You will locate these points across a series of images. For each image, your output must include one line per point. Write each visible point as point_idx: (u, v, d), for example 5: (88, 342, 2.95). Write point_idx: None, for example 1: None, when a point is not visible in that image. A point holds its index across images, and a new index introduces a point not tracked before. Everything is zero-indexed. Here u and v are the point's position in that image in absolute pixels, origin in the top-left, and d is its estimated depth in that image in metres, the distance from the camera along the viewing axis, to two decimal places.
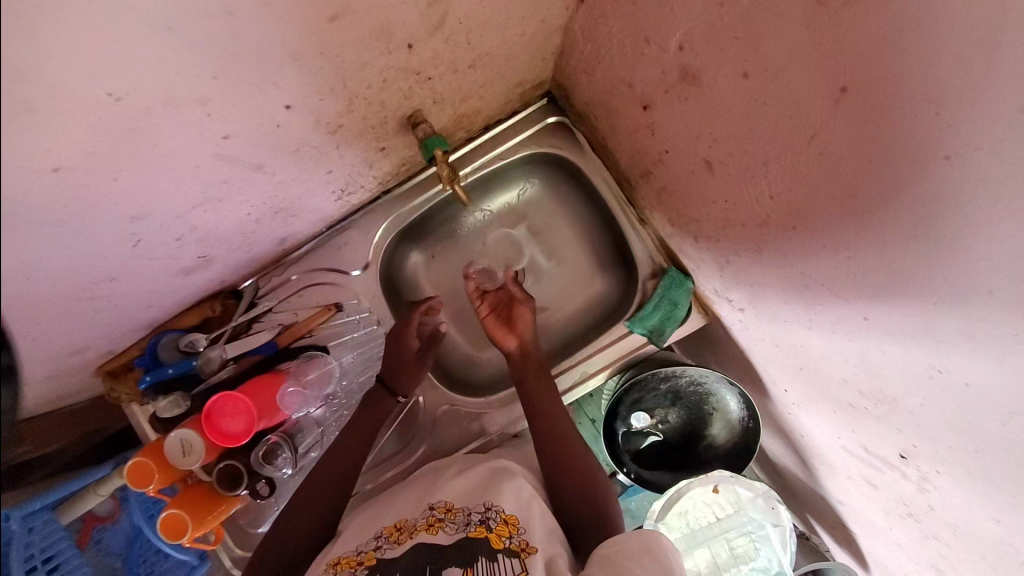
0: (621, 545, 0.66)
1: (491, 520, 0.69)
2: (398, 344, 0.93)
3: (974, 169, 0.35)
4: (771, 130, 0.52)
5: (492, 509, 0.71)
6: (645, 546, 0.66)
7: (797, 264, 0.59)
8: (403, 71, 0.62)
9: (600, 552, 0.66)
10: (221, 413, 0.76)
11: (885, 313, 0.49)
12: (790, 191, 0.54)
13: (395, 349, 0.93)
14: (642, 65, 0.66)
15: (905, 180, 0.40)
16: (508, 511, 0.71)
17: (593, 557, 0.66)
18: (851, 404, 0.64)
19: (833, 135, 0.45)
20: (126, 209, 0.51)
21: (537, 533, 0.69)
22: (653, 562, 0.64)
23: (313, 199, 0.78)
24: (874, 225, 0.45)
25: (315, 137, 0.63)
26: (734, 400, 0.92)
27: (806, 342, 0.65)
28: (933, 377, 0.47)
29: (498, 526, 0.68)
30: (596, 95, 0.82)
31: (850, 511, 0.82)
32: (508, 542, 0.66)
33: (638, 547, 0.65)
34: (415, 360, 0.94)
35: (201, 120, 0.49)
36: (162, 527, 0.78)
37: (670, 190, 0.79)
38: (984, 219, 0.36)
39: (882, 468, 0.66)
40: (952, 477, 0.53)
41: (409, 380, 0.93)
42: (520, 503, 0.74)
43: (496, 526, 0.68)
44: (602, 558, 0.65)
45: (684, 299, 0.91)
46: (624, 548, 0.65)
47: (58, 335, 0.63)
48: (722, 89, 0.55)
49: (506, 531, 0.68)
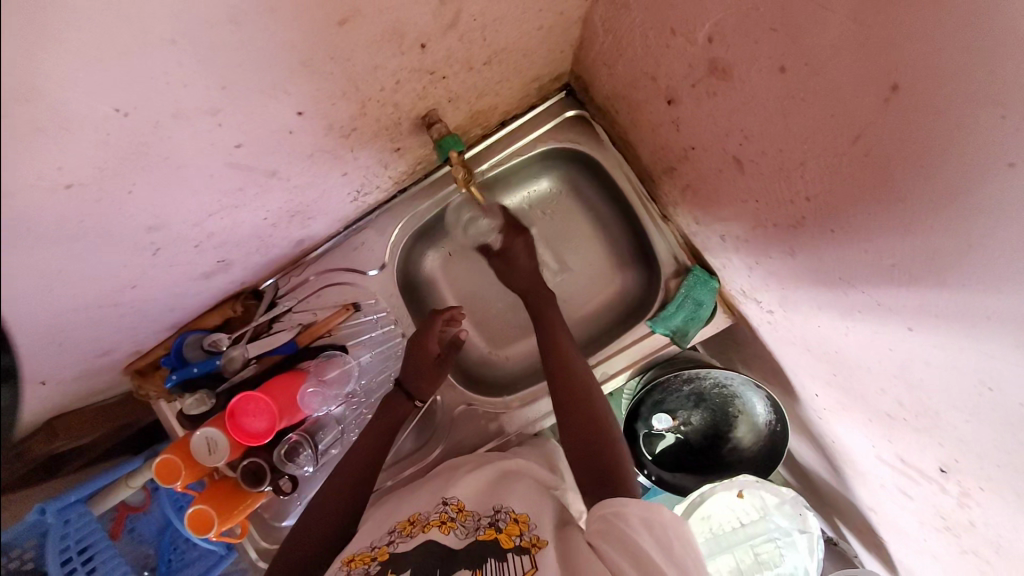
0: (622, 509, 0.65)
1: (501, 521, 0.69)
2: (418, 349, 0.93)
3: None
4: (810, 130, 0.48)
5: (501, 511, 0.71)
6: (645, 517, 0.64)
7: (834, 269, 0.55)
8: (416, 72, 0.60)
9: (599, 513, 0.66)
10: (244, 412, 0.78)
11: (932, 323, 0.45)
12: (827, 192, 0.50)
13: (414, 351, 0.93)
14: (668, 58, 0.62)
15: (963, 184, 0.36)
16: (517, 511, 0.71)
17: (592, 515, 0.67)
18: (888, 413, 0.61)
19: (880, 136, 0.41)
20: (143, 220, 0.51)
21: (548, 530, 0.68)
22: (653, 532, 0.62)
23: (329, 201, 0.77)
24: (923, 233, 0.41)
25: (328, 141, 0.62)
26: (761, 403, 0.89)
27: (842, 348, 0.62)
28: (982, 395, 0.44)
29: (509, 525, 0.68)
30: (617, 89, 0.78)
31: (882, 518, 0.79)
32: (518, 540, 0.66)
33: (638, 517, 0.63)
34: (434, 364, 0.94)
35: (213, 130, 0.48)
36: (190, 521, 0.82)
37: (695, 187, 0.75)
38: None
39: (920, 481, 0.63)
40: (997, 495, 0.50)
41: (428, 383, 0.93)
42: (531, 504, 0.74)
43: (506, 526, 0.68)
44: (602, 521, 0.65)
45: (709, 299, 0.87)
46: (623, 513, 0.64)
47: (83, 342, 0.65)
48: (756, 84, 0.52)
49: (516, 530, 0.68)
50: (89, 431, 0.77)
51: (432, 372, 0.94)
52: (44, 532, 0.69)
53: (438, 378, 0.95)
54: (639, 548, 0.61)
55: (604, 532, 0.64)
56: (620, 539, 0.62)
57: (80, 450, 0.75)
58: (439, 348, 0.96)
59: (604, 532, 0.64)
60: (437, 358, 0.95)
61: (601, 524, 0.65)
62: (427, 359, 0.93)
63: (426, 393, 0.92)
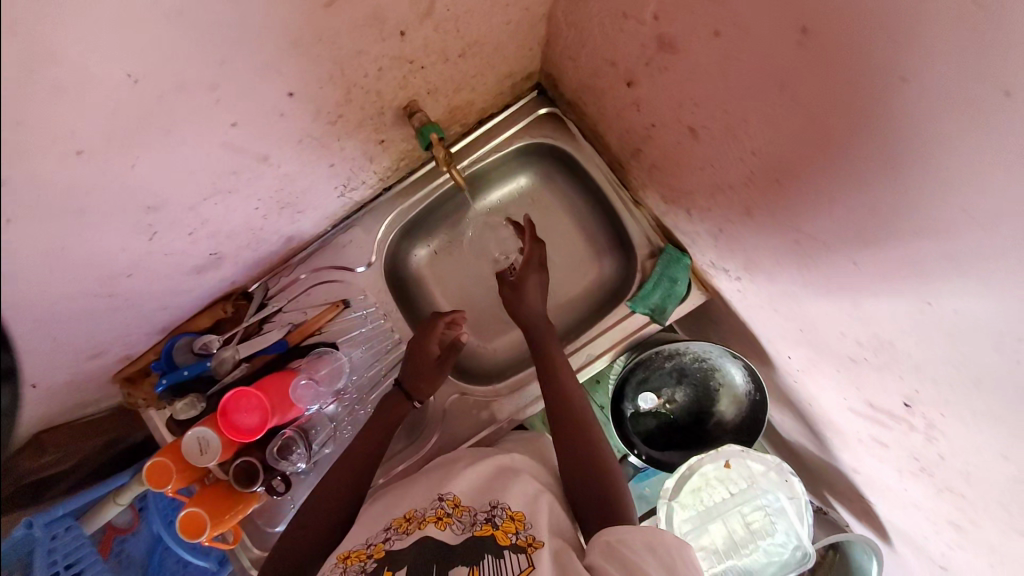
0: (623, 535, 0.66)
1: (497, 518, 0.70)
2: (418, 350, 0.95)
3: (928, 88, 0.37)
4: (746, 85, 0.54)
5: (498, 507, 0.72)
6: (647, 541, 0.65)
7: (785, 218, 0.60)
8: (396, 60, 0.65)
9: (603, 539, 0.67)
10: (237, 410, 0.82)
11: (873, 254, 0.50)
12: (770, 143, 0.56)
13: (412, 353, 0.95)
14: (622, 41, 0.69)
15: (872, 110, 0.42)
16: (514, 508, 0.72)
17: (594, 543, 0.67)
18: (851, 358, 0.66)
19: (801, 80, 0.47)
20: (144, 200, 0.55)
21: (542, 526, 0.69)
22: (654, 554, 0.63)
23: (317, 195, 0.81)
24: (849, 163, 0.47)
25: (316, 128, 0.66)
26: (739, 373, 0.93)
27: (802, 299, 0.67)
28: (925, 311, 0.48)
29: (504, 522, 0.69)
30: (582, 81, 0.85)
31: (864, 478, 0.85)
32: (514, 538, 0.67)
33: (639, 541, 0.64)
34: (434, 364, 0.96)
35: (211, 106, 0.52)
36: (182, 525, 0.83)
37: (660, 165, 0.81)
38: (947, 134, 0.37)
39: (891, 424, 0.68)
40: (955, 419, 0.55)
41: (427, 383, 0.95)
42: (527, 498, 0.74)
43: (502, 523, 0.69)
44: (603, 544, 0.66)
45: (683, 275, 0.93)
46: (626, 539, 0.65)
47: (73, 334, 0.67)
48: (696, 52, 0.58)
49: (512, 527, 0.68)
50: (64, 444, 0.78)
51: (433, 372, 0.96)
52: (25, 548, 0.72)
53: (438, 378, 0.96)
54: (637, 566, 0.61)
55: (604, 552, 0.65)
56: (620, 561, 0.63)
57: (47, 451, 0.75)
58: (439, 349, 0.98)
59: (604, 552, 0.65)
60: (437, 359, 0.97)
61: (603, 546, 0.66)
62: (424, 360, 0.95)
63: (425, 393, 0.94)
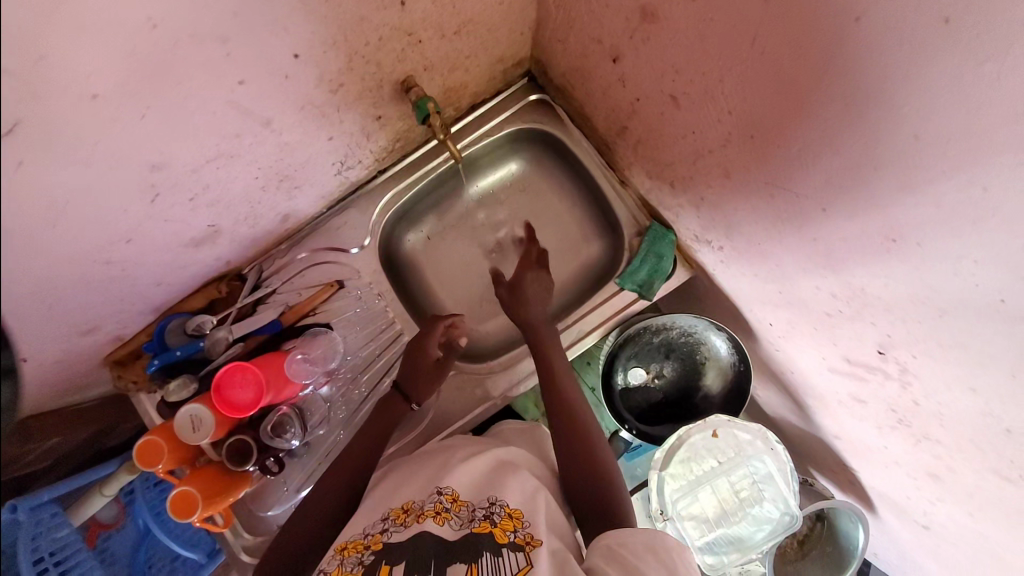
0: (626, 539, 0.66)
1: (496, 515, 0.69)
2: (416, 353, 0.96)
3: (882, 22, 0.42)
4: (722, 45, 0.59)
5: (497, 503, 0.70)
6: (648, 544, 0.65)
7: (762, 175, 0.65)
8: (396, 31, 0.69)
9: (604, 544, 0.67)
10: (231, 385, 0.80)
11: (844, 198, 0.55)
12: (745, 101, 0.61)
13: (411, 356, 0.96)
14: (608, 18, 0.74)
15: (834, 51, 0.47)
16: (512, 506, 0.71)
17: (595, 547, 0.67)
18: (827, 313, 0.70)
19: (771, 32, 0.52)
20: (149, 156, 0.57)
21: (541, 526, 0.68)
22: (654, 556, 0.64)
23: (315, 170, 0.83)
24: (816, 107, 0.52)
25: (318, 95, 0.69)
26: (724, 345, 0.97)
27: (781, 258, 0.71)
28: (891, 248, 0.53)
29: (503, 519, 0.68)
30: (571, 63, 0.90)
31: (846, 443, 0.89)
32: (512, 536, 0.66)
33: (640, 544, 0.65)
34: (432, 367, 0.97)
35: (221, 60, 0.54)
36: (173, 505, 0.80)
37: (645, 141, 0.85)
38: (900, 63, 0.42)
39: (867, 377, 0.72)
40: (926, 358, 0.58)
41: (425, 385, 0.96)
42: (525, 495, 0.73)
43: (500, 521, 0.68)
44: (605, 549, 0.66)
45: (669, 251, 0.96)
46: (628, 542, 0.65)
47: (71, 300, 0.67)
48: (675, 18, 0.63)
49: (510, 525, 0.67)
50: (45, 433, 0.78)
51: (431, 375, 0.97)
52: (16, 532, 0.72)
53: (437, 381, 0.97)
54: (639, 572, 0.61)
55: (606, 556, 0.65)
56: (622, 566, 0.62)
57: (30, 437, 0.75)
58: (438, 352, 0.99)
59: (606, 556, 0.65)
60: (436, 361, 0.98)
61: (604, 550, 0.65)
62: (422, 364, 0.96)
63: (422, 394, 0.95)
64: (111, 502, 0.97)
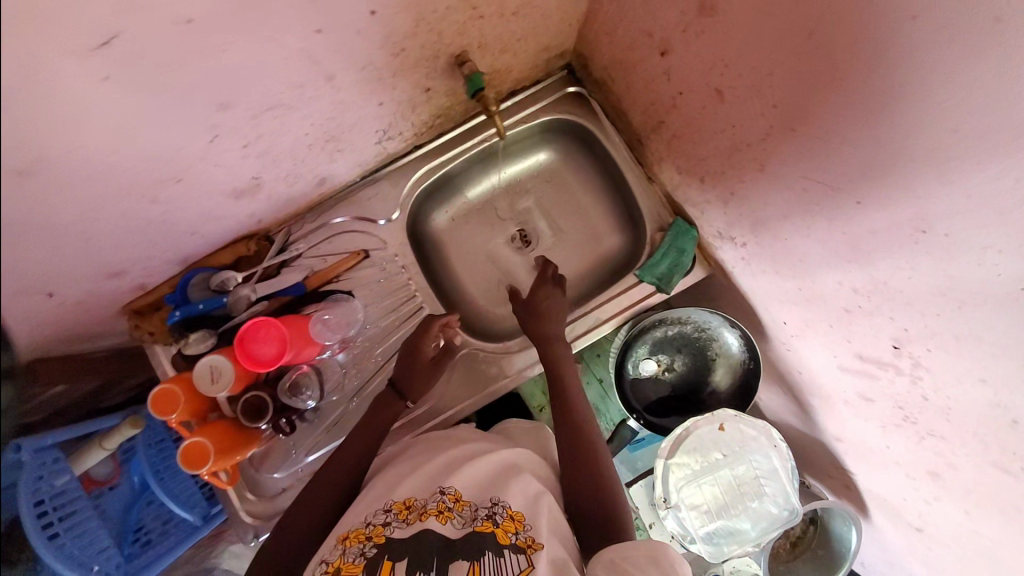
0: (628, 553, 0.62)
1: (498, 515, 0.66)
2: (415, 350, 0.93)
3: (933, 20, 0.45)
4: (774, 40, 0.63)
5: (499, 504, 0.68)
6: (652, 557, 0.62)
7: (799, 169, 0.69)
8: (462, 2, 0.71)
9: (606, 557, 0.63)
10: (255, 339, 0.80)
11: (879, 190, 0.59)
12: (791, 94, 0.64)
13: (409, 353, 0.94)
14: (661, 12, 0.78)
15: (886, 46, 0.50)
16: (514, 507, 0.68)
17: (597, 560, 0.64)
18: (846, 308, 0.73)
19: (825, 28, 0.56)
20: (217, 94, 0.59)
21: (543, 530, 0.66)
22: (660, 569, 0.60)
23: (360, 134, 0.85)
24: (862, 99, 0.56)
25: (380, 56, 0.71)
26: (735, 341, 1.00)
27: (807, 251, 0.75)
28: (919, 239, 0.57)
29: (505, 521, 0.66)
30: (615, 56, 0.94)
31: (847, 445, 0.92)
32: (514, 538, 0.64)
33: (645, 560, 0.61)
34: (428, 364, 0.95)
35: (305, 5, 0.56)
36: (183, 457, 0.79)
37: (681, 135, 0.89)
38: (946, 58, 0.46)
39: (878, 374, 0.75)
40: (941, 351, 0.62)
41: (421, 383, 0.93)
42: (528, 498, 0.70)
43: (503, 521, 0.66)
44: (608, 561, 0.63)
45: (690, 247, 0.99)
46: (629, 556, 0.62)
47: (116, 232, 0.68)
48: (730, 13, 0.67)
49: (512, 527, 0.65)
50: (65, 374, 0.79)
51: (427, 372, 0.94)
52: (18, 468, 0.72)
53: (432, 379, 0.95)
54: None
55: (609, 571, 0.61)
56: None
57: (41, 375, 0.74)
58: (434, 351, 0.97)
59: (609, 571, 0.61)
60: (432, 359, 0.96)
61: (607, 564, 0.62)
62: (419, 361, 0.94)
63: (417, 392, 0.92)
64: (109, 459, 0.96)
